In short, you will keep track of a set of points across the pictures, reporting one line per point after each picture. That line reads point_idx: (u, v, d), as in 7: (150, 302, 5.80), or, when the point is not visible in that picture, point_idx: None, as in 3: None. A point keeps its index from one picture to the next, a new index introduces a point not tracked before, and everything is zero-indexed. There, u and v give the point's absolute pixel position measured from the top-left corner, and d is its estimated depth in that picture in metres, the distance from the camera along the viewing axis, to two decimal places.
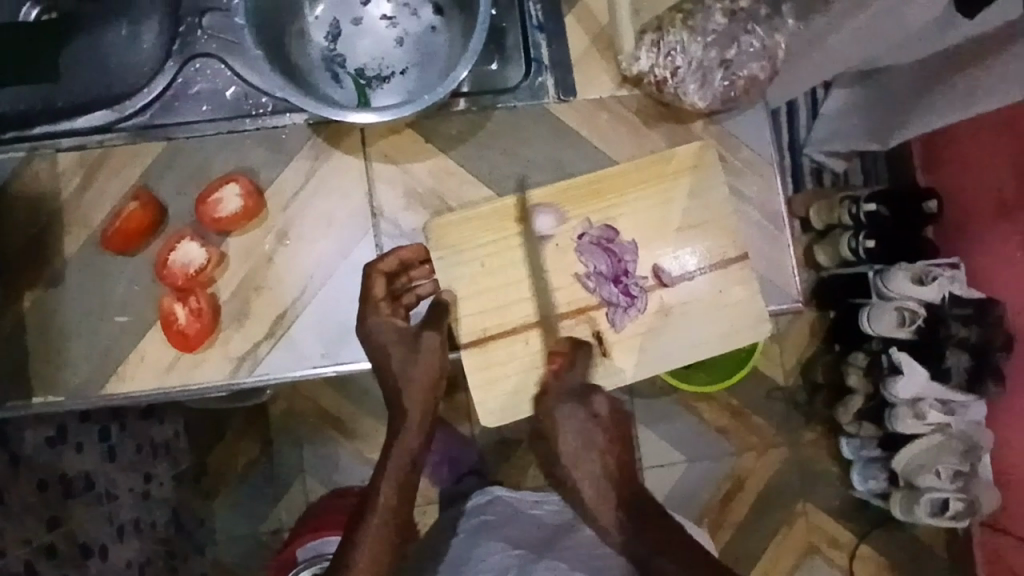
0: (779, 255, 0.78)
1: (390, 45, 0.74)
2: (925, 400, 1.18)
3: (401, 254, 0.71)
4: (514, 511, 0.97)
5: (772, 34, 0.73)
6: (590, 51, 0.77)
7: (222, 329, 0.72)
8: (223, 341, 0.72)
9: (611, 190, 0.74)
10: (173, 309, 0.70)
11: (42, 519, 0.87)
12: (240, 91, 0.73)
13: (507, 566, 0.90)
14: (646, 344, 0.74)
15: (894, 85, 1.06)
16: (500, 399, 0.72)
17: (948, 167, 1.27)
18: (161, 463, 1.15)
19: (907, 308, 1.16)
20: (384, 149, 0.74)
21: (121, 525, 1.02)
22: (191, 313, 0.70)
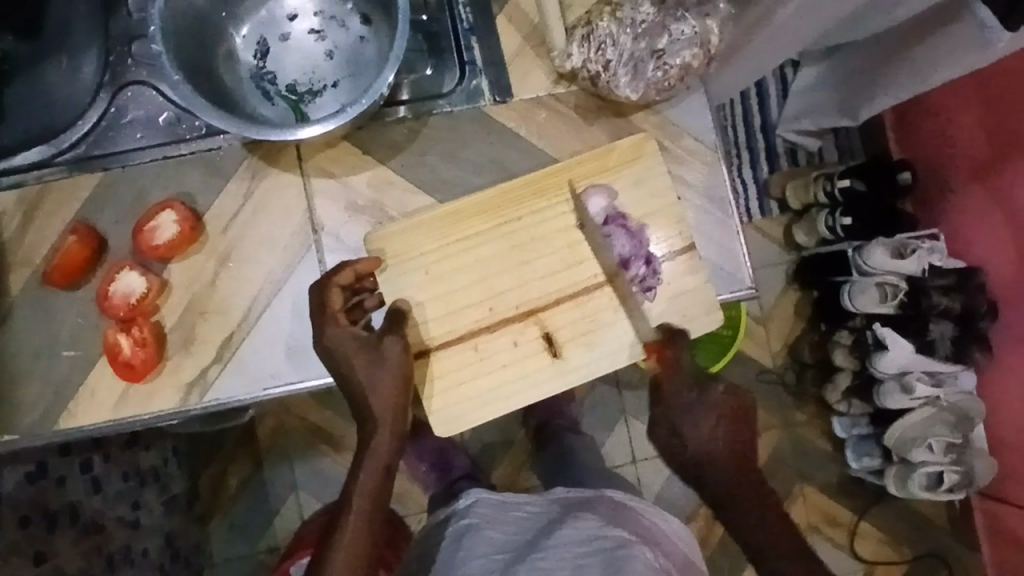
0: (731, 241, 0.77)
1: (320, 59, 0.74)
2: (912, 373, 1.16)
3: (354, 266, 0.69)
4: (498, 511, 0.96)
5: (703, 20, 0.72)
6: (524, 49, 0.76)
7: (170, 357, 0.71)
8: (174, 369, 0.71)
9: (553, 188, 0.73)
10: (117, 339, 0.70)
11: (28, 555, 0.87)
12: (173, 116, 0.74)
13: (491, 568, 0.87)
14: (599, 338, 0.73)
15: (859, 59, 1.05)
16: (459, 404, 0.72)
17: (919, 135, 1.26)
18: (149, 492, 1.14)
19: (887, 283, 1.16)
20: (321, 163, 0.74)
21: (110, 556, 1.02)
22: (135, 343, 0.70)
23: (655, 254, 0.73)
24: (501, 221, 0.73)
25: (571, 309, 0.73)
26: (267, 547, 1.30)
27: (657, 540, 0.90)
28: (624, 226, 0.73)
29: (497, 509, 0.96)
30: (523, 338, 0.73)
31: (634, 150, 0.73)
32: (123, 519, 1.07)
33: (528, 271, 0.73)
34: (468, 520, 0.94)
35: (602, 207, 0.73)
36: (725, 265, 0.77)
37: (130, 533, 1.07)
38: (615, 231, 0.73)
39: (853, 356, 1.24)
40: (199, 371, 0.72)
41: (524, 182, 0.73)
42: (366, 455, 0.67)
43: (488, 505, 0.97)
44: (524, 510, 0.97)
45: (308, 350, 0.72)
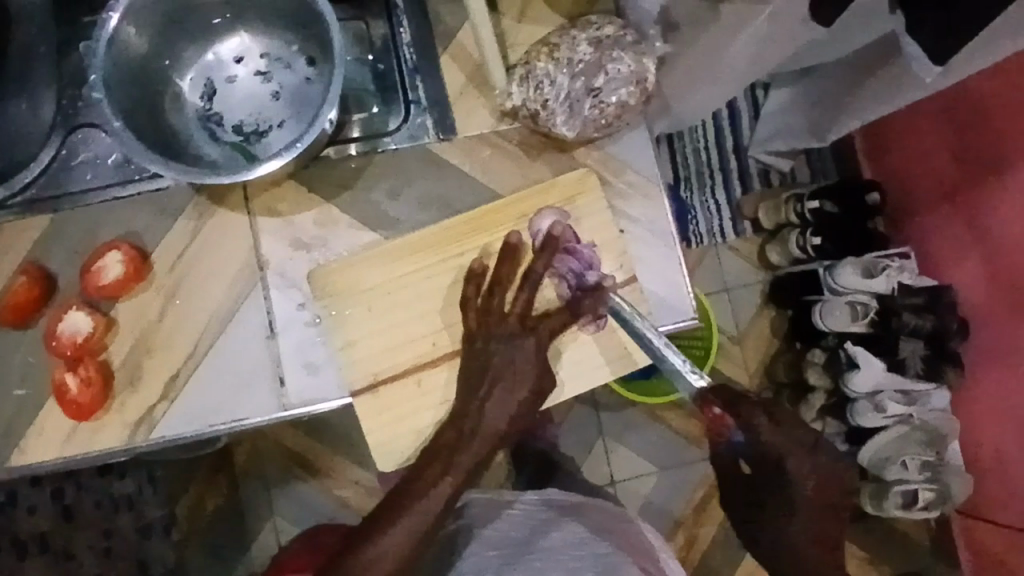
0: (673, 274, 0.78)
1: (266, 99, 0.76)
2: (884, 392, 1.17)
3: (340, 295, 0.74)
4: (491, 509, 0.97)
5: (639, 59, 0.74)
6: (468, 88, 0.78)
7: (116, 395, 0.73)
8: (120, 406, 0.72)
9: (496, 224, 0.74)
10: (63, 379, 0.71)
11: None
12: (122, 157, 0.75)
13: (484, 566, 0.91)
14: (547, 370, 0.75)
15: (831, 79, 1.06)
16: (405, 437, 0.74)
17: (890, 159, 1.27)
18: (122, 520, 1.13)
19: (860, 301, 1.18)
20: (268, 202, 0.75)
21: None
22: (80, 382, 0.71)
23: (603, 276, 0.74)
24: (442, 259, 0.74)
25: (530, 347, 0.72)
26: (242, 575, 1.29)
27: (647, 547, 0.93)
28: (571, 251, 0.74)
29: (490, 506, 0.98)
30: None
31: (575, 186, 0.76)
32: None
33: None
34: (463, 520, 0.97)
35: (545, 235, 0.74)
36: (670, 299, 0.78)
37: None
38: (563, 256, 0.73)
39: (826, 374, 1.25)
40: (146, 408, 0.73)
41: (468, 218, 0.74)
42: (413, 504, 0.70)
43: (482, 507, 0.98)
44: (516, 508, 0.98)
45: (255, 387, 0.73)
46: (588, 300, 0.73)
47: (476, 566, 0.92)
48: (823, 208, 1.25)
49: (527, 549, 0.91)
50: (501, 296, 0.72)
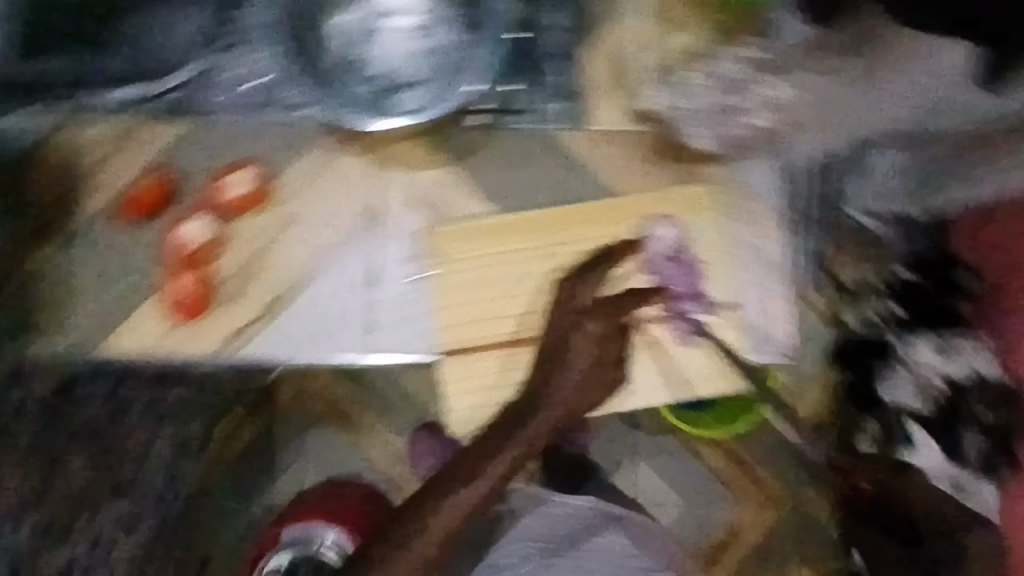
0: (768, 305, 0.80)
1: (413, 54, 0.73)
2: None
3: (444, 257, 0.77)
4: (534, 503, 0.94)
5: (793, 88, 0.73)
6: (611, 83, 0.75)
7: (214, 306, 0.76)
8: (214, 317, 0.76)
9: (605, 222, 0.77)
10: (175, 279, 0.75)
11: None
12: (262, 83, 0.74)
13: (528, 556, 0.91)
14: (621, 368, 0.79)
15: None
16: (479, 400, 0.79)
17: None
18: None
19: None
20: (393, 155, 0.77)
21: None
22: (189, 287, 0.75)
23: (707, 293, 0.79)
24: (546, 243, 0.77)
25: (597, 335, 0.77)
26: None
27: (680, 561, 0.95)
28: (682, 262, 0.78)
29: (532, 499, 0.94)
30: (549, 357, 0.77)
31: (687, 202, 0.78)
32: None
33: (567, 293, 0.77)
34: (503, 509, 0.93)
35: (666, 243, 0.78)
36: (760, 327, 0.81)
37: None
38: (674, 265, 0.78)
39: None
40: (234, 325, 0.76)
41: (577, 211, 0.77)
42: (478, 472, 0.75)
43: (526, 497, 0.94)
44: (558, 507, 0.94)
45: (345, 328, 0.76)
46: (657, 295, 0.78)
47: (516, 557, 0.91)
48: None
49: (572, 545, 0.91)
50: (590, 285, 0.77)
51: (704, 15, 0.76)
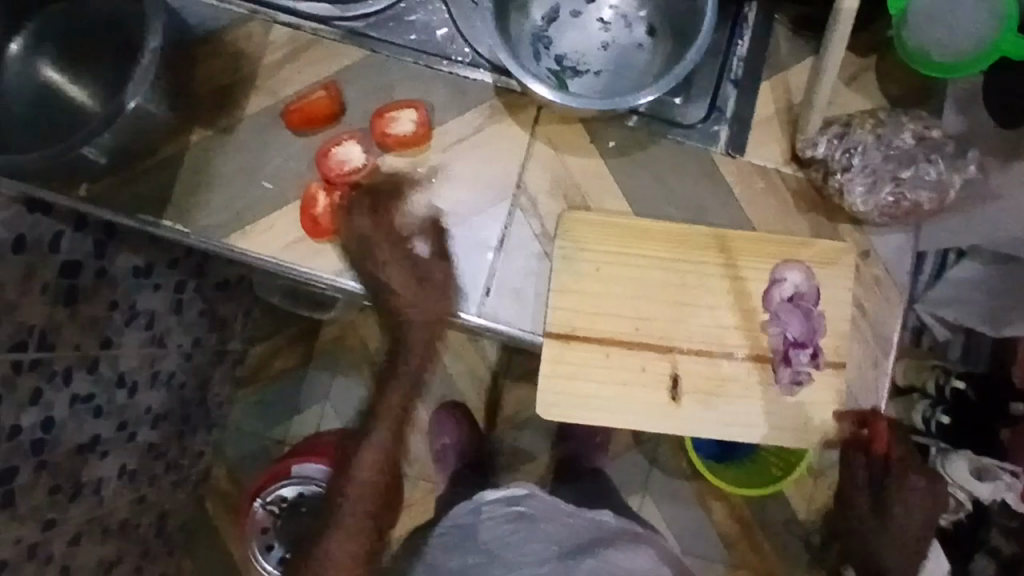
0: (874, 380, 0.77)
1: (595, 46, 0.79)
2: None
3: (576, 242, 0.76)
4: (554, 506, 0.94)
5: (952, 172, 0.74)
6: (773, 121, 0.79)
7: (389, 247, 0.77)
8: (385, 260, 0.76)
9: (742, 251, 0.76)
10: (355, 216, 0.76)
11: (101, 336, 0.91)
12: (450, 34, 0.80)
13: (547, 557, 0.90)
14: (718, 403, 0.75)
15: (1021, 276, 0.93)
16: (571, 398, 0.75)
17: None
18: (212, 336, 1.17)
19: (955, 497, 0.98)
20: (550, 133, 0.79)
21: (158, 373, 1.05)
22: (368, 225, 0.77)
23: (822, 349, 0.75)
24: (677, 256, 0.76)
25: (704, 365, 0.76)
26: (275, 438, 1.33)
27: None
28: (807, 310, 0.76)
29: (553, 505, 0.94)
30: (652, 369, 0.75)
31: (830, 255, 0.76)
32: (182, 349, 1.10)
33: (687, 312, 0.76)
34: (521, 508, 0.93)
35: (791, 288, 0.76)
36: (861, 403, 0.78)
37: (181, 363, 1.10)
38: (797, 311, 0.76)
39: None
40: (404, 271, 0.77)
41: (717, 234, 0.76)
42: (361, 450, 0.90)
43: (540, 502, 0.94)
44: (575, 517, 0.94)
45: (464, 285, 0.76)
46: (777, 341, 0.76)
47: (534, 557, 0.91)
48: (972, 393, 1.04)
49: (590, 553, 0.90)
50: (711, 307, 0.76)
51: (879, 77, 0.80)
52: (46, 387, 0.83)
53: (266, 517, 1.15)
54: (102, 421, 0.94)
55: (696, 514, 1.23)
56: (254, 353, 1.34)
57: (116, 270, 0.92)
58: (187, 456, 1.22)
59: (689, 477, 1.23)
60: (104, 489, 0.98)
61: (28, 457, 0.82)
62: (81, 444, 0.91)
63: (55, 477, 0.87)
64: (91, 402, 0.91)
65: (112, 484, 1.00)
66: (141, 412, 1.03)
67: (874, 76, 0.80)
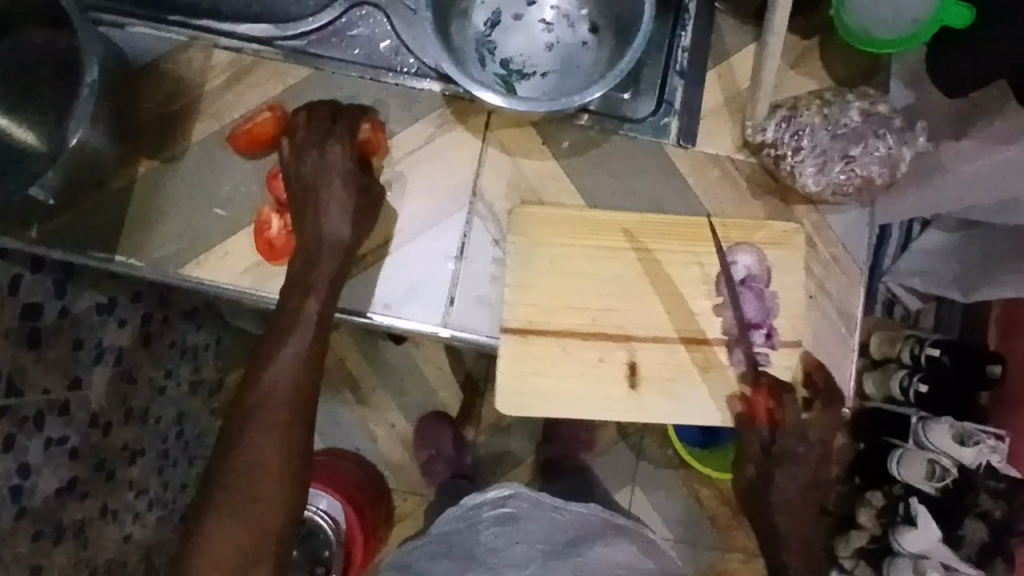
0: (843, 356, 0.78)
1: (540, 47, 0.79)
2: (930, 561, 1.01)
3: (526, 237, 0.75)
4: (539, 506, 0.92)
5: (900, 146, 0.73)
6: (722, 109, 0.79)
7: (340, 197, 0.72)
8: (334, 206, 0.72)
9: (693, 235, 0.76)
10: (324, 148, 0.72)
11: (66, 376, 0.89)
12: (393, 46, 0.79)
13: (530, 559, 0.90)
14: (681, 390, 0.75)
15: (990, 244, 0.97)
16: (529, 391, 0.75)
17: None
18: (183, 365, 1.16)
19: (939, 462, 1.00)
20: (502, 138, 0.78)
21: (131, 408, 1.03)
22: (334, 164, 0.72)
23: (777, 329, 0.75)
24: (629, 245, 0.76)
25: (663, 352, 0.75)
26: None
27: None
28: (757, 292, 0.76)
29: (538, 507, 0.92)
30: (609, 359, 0.74)
31: None
32: (154, 381, 1.08)
33: (650, 303, 0.75)
34: (505, 509, 0.92)
35: (743, 269, 0.76)
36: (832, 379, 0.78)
37: (154, 396, 1.08)
38: (746, 294, 0.76)
39: (878, 520, 1.14)
40: (350, 225, 0.72)
41: (665, 219, 0.76)
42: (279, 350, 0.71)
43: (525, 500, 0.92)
44: (560, 513, 0.93)
45: (425, 297, 0.76)
46: (734, 323, 0.75)
47: (519, 557, 0.91)
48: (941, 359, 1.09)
49: (573, 551, 0.91)
50: (671, 295, 0.75)
51: (823, 57, 0.81)
52: (17, 433, 0.81)
53: None
54: (79, 463, 0.92)
55: (684, 502, 1.23)
56: (230, 379, 1.33)
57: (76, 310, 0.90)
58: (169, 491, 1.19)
59: (676, 467, 1.23)
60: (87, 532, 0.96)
61: (7, 507, 0.80)
62: (58, 488, 0.88)
63: (36, 522, 0.84)
64: (66, 444, 0.89)
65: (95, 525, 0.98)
66: (117, 449, 1.02)
67: (817, 57, 0.81)
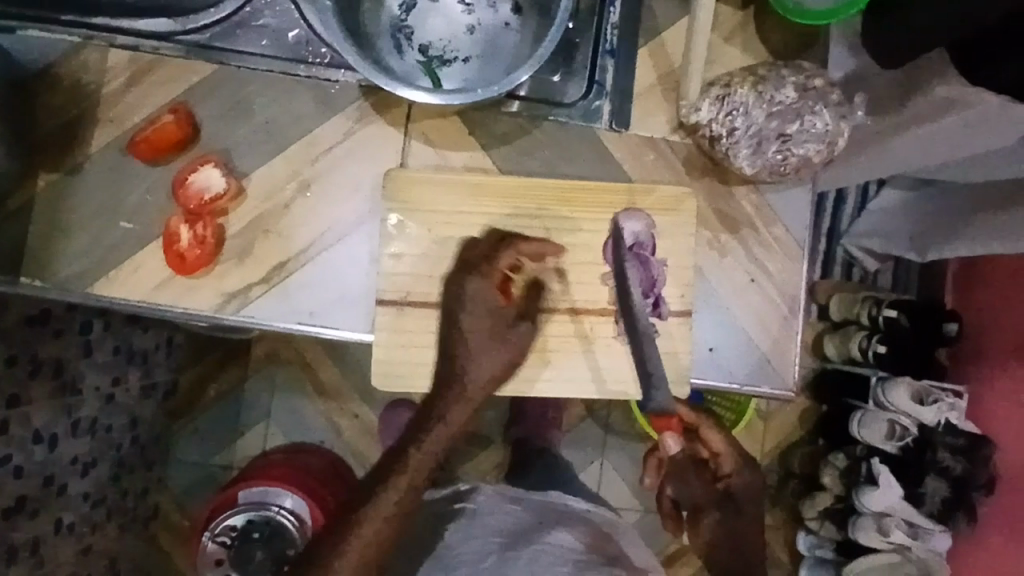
0: (786, 339, 0.75)
1: (460, 30, 0.75)
2: (892, 517, 1.06)
3: (399, 199, 0.72)
4: (499, 497, 0.94)
5: (838, 120, 0.71)
6: (655, 88, 0.76)
7: (479, 334, 0.71)
8: (468, 341, 0.71)
9: (587, 202, 0.73)
10: (463, 286, 0.71)
11: (4, 394, 0.84)
12: (303, 36, 0.73)
13: (487, 552, 0.85)
14: (565, 356, 0.72)
15: (949, 199, 0.96)
16: (398, 357, 0.72)
17: (979, 297, 1.11)
18: (133, 371, 1.11)
19: (899, 422, 1.06)
20: (426, 130, 0.74)
21: (78, 421, 0.99)
22: (468, 300, 0.71)
23: (664, 297, 0.73)
24: (518, 210, 0.72)
25: (551, 323, 0.72)
26: (221, 464, 1.28)
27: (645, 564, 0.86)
28: (644, 258, 0.73)
29: (496, 498, 0.93)
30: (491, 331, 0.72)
31: (722, 221, 0.76)
32: (101, 391, 1.03)
33: (584, 292, 0.72)
34: (467, 505, 0.92)
35: (631, 236, 0.73)
36: (774, 363, 0.75)
37: (102, 406, 1.04)
38: (635, 259, 0.73)
39: (841, 481, 1.14)
40: (483, 354, 0.71)
41: (551, 186, 0.73)
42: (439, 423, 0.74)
43: (487, 496, 0.93)
44: (522, 503, 0.93)
45: (351, 302, 0.72)
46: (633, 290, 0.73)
47: (476, 554, 0.86)
48: (899, 321, 1.11)
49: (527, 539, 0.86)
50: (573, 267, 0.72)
51: (759, 29, 0.78)
52: None
53: (219, 550, 1.08)
54: (24, 482, 0.89)
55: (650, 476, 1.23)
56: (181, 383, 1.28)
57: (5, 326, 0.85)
58: (129, 498, 1.17)
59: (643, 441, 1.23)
60: (42, 550, 0.93)
61: None
62: (6, 509, 0.85)
63: None
64: (8, 464, 0.85)
65: (50, 541, 0.95)
66: (67, 463, 0.98)
67: (752, 28, 0.78)
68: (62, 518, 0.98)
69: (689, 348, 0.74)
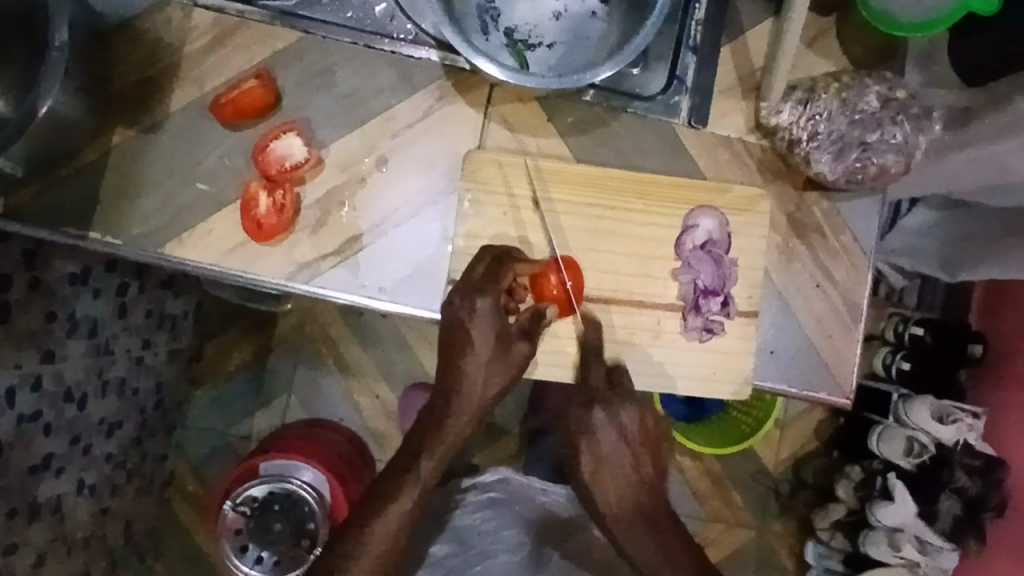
0: (846, 347, 0.76)
1: (547, 17, 0.75)
2: (904, 532, 1.06)
3: (481, 180, 0.72)
4: (524, 491, 0.92)
5: (917, 133, 0.71)
6: (734, 88, 0.76)
7: (483, 352, 0.67)
8: (473, 355, 0.67)
9: (659, 196, 0.73)
10: (471, 303, 0.67)
11: (40, 350, 0.84)
12: (390, 10, 0.74)
13: (520, 545, 0.89)
14: (626, 348, 0.73)
15: (979, 221, 0.94)
16: None
17: (1006, 320, 1.10)
18: (161, 336, 1.11)
19: (918, 439, 1.06)
20: (505, 113, 0.74)
21: (108, 381, 0.99)
22: (473, 317, 0.67)
23: (733, 297, 0.73)
24: (592, 200, 0.73)
25: (615, 313, 0.73)
26: (239, 435, 1.27)
27: None
28: (718, 257, 0.73)
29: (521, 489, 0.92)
30: (560, 320, 0.72)
31: (793, 226, 0.76)
32: (130, 353, 1.03)
33: (650, 285, 0.73)
34: (491, 495, 0.91)
35: (703, 233, 0.73)
36: (833, 369, 0.76)
37: (130, 368, 1.04)
38: (707, 258, 0.73)
39: (856, 493, 1.14)
40: (485, 374, 0.67)
41: (628, 178, 0.73)
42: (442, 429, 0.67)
43: (509, 487, 0.92)
44: (545, 496, 0.91)
45: (419, 280, 0.72)
46: (695, 292, 0.73)
47: (507, 544, 0.89)
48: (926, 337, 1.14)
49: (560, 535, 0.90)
50: (642, 261, 0.73)
51: (840, 37, 0.78)
52: None
53: (239, 519, 1.05)
54: (53, 438, 0.89)
55: None
56: (208, 350, 1.28)
57: (50, 280, 0.85)
58: (148, 462, 1.16)
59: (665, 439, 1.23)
60: (63, 507, 0.94)
61: None
62: (32, 465, 0.85)
63: (8, 502, 0.82)
64: (39, 420, 0.85)
65: (71, 499, 0.95)
66: (94, 423, 0.98)
67: (834, 35, 0.78)
68: (86, 477, 0.98)
69: (751, 349, 0.74)
